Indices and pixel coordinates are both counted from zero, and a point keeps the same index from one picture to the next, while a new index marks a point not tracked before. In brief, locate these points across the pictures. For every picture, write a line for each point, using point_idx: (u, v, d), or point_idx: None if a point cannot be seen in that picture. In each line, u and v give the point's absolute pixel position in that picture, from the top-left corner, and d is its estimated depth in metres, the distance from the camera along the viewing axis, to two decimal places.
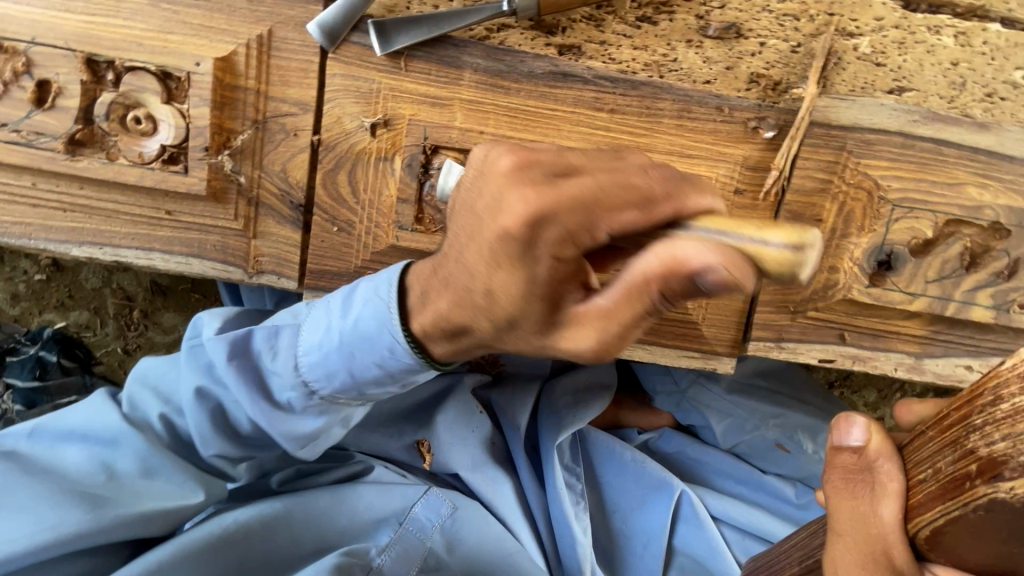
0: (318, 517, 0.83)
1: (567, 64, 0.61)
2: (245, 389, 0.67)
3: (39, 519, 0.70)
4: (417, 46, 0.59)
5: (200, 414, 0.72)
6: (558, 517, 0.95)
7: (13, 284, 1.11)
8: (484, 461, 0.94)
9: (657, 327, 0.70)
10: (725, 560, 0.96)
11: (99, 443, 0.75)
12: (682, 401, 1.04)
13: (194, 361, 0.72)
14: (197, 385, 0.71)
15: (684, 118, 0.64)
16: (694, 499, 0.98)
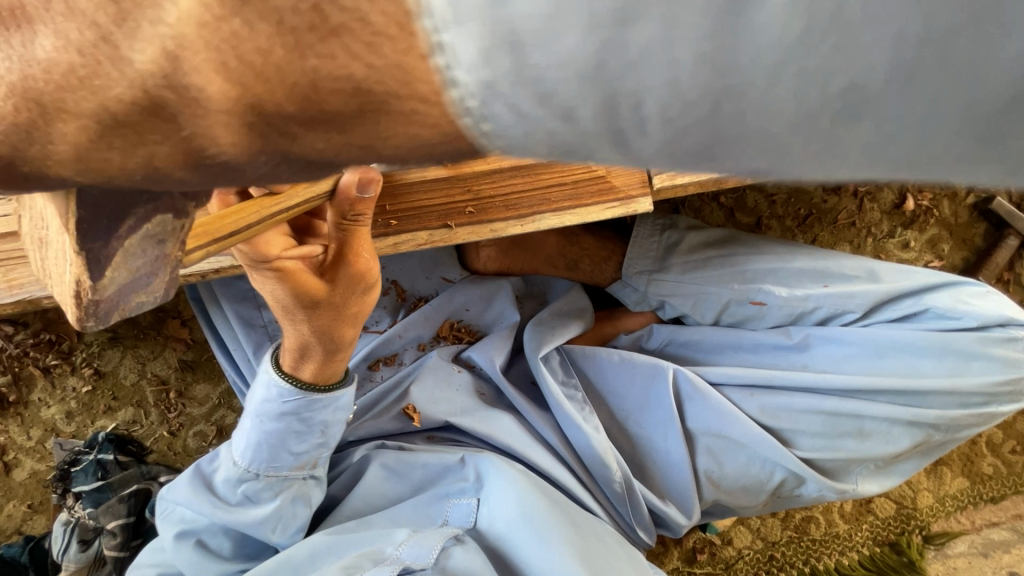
0: (341, 536, 0.85)
1: None
2: (303, 459, 0.86)
3: (197, 566, 0.86)
4: None
5: (274, 495, 0.86)
6: (567, 427, 0.99)
7: (66, 403, 1.24)
8: (473, 407, 1.01)
9: (573, 192, 0.81)
10: (737, 423, 0.95)
11: (202, 527, 0.87)
12: (649, 299, 1.08)
13: (250, 455, 0.84)
14: (263, 473, 0.85)
15: None
16: (689, 374, 0.99)
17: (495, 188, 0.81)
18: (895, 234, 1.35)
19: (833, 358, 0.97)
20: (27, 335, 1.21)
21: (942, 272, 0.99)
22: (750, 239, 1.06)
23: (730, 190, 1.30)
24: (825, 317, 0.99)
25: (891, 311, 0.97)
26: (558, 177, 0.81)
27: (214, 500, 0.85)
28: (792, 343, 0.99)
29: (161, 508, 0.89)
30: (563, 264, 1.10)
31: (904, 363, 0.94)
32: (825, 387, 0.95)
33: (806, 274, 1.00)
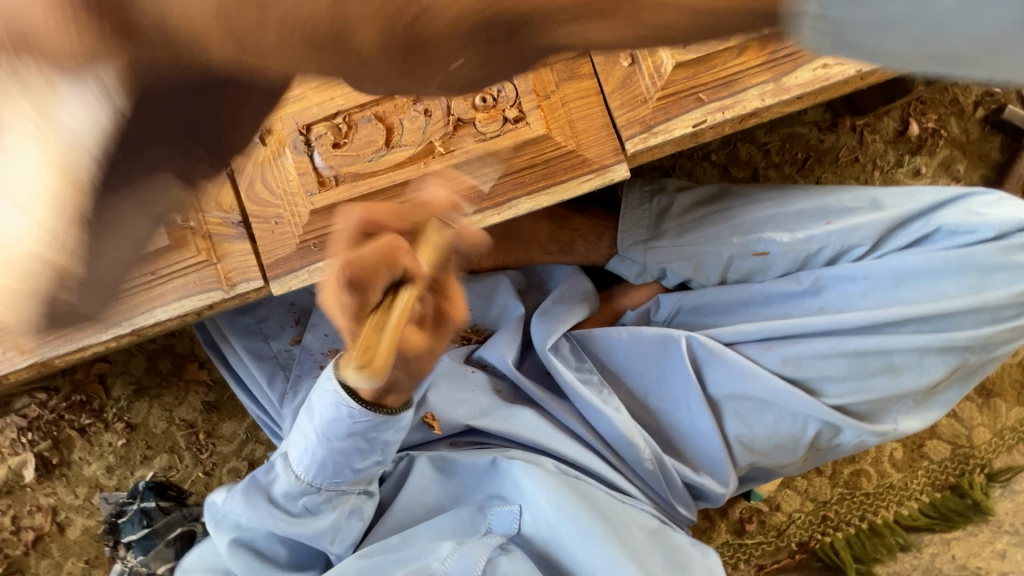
0: (388, 554, 0.86)
1: None
2: (363, 477, 0.85)
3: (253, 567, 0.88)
4: None
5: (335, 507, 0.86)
6: (591, 416, 0.97)
7: (105, 459, 1.28)
8: (493, 406, 0.99)
9: (546, 172, 0.80)
10: (760, 382, 0.92)
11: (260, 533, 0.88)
12: (649, 269, 1.04)
13: (314, 475, 0.82)
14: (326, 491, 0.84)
15: None
16: (703, 339, 0.95)
17: (466, 179, 0.80)
18: (903, 163, 1.28)
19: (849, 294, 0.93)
20: (59, 399, 1.25)
21: (947, 188, 0.94)
22: (744, 189, 1.02)
23: (720, 145, 1.26)
24: (833, 256, 0.94)
25: (899, 238, 0.92)
26: (528, 158, 0.80)
27: (276, 508, 0.85)
28: (805, 288, 0.94)
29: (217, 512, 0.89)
30: (558, 249, 1.07)
31: (923, 289, 0.89)
32: (844, 326, 0.91)
33: (807, 216, 0.95)
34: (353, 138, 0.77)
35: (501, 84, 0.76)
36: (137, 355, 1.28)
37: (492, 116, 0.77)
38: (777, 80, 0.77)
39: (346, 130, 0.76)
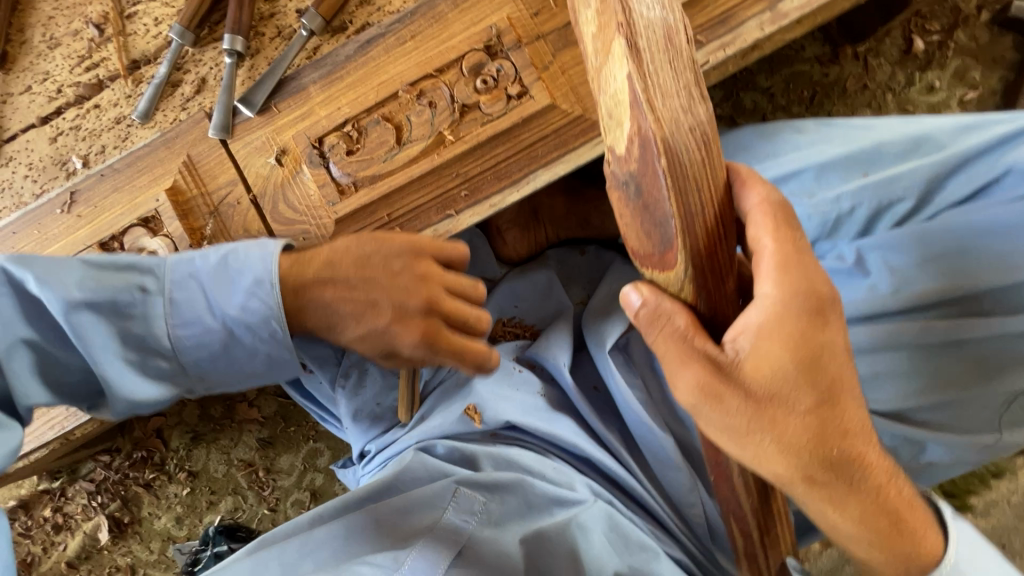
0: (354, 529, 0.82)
1: (367, 34, 0.82)
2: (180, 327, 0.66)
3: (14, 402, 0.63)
4: (273, 95, 0.82)
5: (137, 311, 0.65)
6: (634, 425, 0.90)
7: (174, 510, 1.30)
8: (537, 407, 0.93)
9: (557, 142, 0.80)
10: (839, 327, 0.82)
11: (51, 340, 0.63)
12: None
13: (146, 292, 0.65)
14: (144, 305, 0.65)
15: (460, 3, 0.80)
16: None
17: (480, 161, 0.80)
18: (914, 81, 1.25)
19: (901, 246, 0.81)
20: (122, 458, 1.28)
21: (1010, 117, 0.85)
22: (776, 140, 0.92)
23: (723, 98, 1.25)
24: (880, 211, 0.85)
25: (951, 187, 0.85)
26: (537, 130, 0.79)
27: (213, 359, 0.68)
28: (852, 265, 0.82)
29: (171, 286, 0.66)
30: (575, 223, 1.08)
31: (1001, 240, 0.78)
32: (900, 277, 0.80)
33: (841, 165, 0.87)
34: (365, 141, 0.80)
35: (500, 63, 0.79)
36: (189, 404, 1.30)
37: (495, 95, 0.79)
38: (773, 8, 0.77)
39: (357, 137, 0.80)
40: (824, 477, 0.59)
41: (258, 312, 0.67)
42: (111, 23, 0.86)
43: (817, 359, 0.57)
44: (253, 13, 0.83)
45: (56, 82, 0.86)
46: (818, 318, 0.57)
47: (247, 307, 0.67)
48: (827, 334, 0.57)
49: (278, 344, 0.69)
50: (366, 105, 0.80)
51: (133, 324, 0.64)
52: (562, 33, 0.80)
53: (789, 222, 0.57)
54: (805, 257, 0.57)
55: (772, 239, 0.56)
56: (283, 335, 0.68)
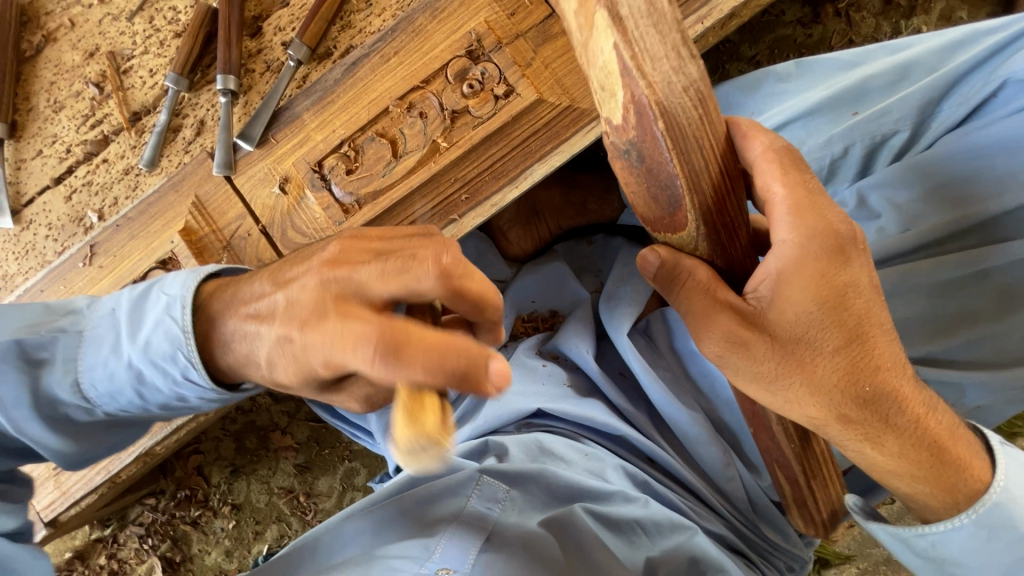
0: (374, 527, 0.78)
1: (352, 56, 0.84)
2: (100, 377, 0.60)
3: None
4: (270, 127, 0.84)
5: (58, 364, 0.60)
6: (660, 400, 0.89)
7: (222, 544, 1.33)
8: (563, 393, 0.93)
9: (549, 135, 0.81)
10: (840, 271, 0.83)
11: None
12: None
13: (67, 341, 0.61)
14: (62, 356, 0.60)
15: (437, 13, 0.82)
16: None
17: (476, 163, 0.81)
18: (901, 29, 1.24)
19: (900, 182, 0.82)
20: (167, 499, 1.31)
21: (994, 34, 0.84)
22: (758, 94, 0.94)
23: (710, 72, 1.26)
24: (873, 149, 0.85)
25: (945, 112, 0.84)
26: (528, 126, 0.81)
27: (138, 401, 0.62)
28: (855, 208, 0.84)
29: (91, 325, 0.62)
30: (573, 210, 1.12)
31: (1004, 157, 0.78)
32: (906, 216, 0.81)
33: (828, 108, 0.87)
34: (363, 159, 0.82)
35: (483, 66, 0.81)
36: (225, 439, 1.33)
37: (482, 97, 0.81)
38: None
39: (354, 156, 0.83)
40: (860, 416, 0.59)
41: (162, 356, 0.58)
42: (109, 80, 0.89)
43: (840, 295, 0.57)
44: (241, 51, 0.86)
45: (65, 143, 0.90)
46: (835, 260, 0.57)
47: (152, 343, 0.58)
48: (845, 271, 0.57)
49: (194, 386, 0.59)
50: (359, 124, 0.83)
51: (45, 372, 0.60)
52: (541, 29, 0.82)
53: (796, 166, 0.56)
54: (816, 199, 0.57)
55: (781, 183, 0.55)
56: (199, 376, 0.58)
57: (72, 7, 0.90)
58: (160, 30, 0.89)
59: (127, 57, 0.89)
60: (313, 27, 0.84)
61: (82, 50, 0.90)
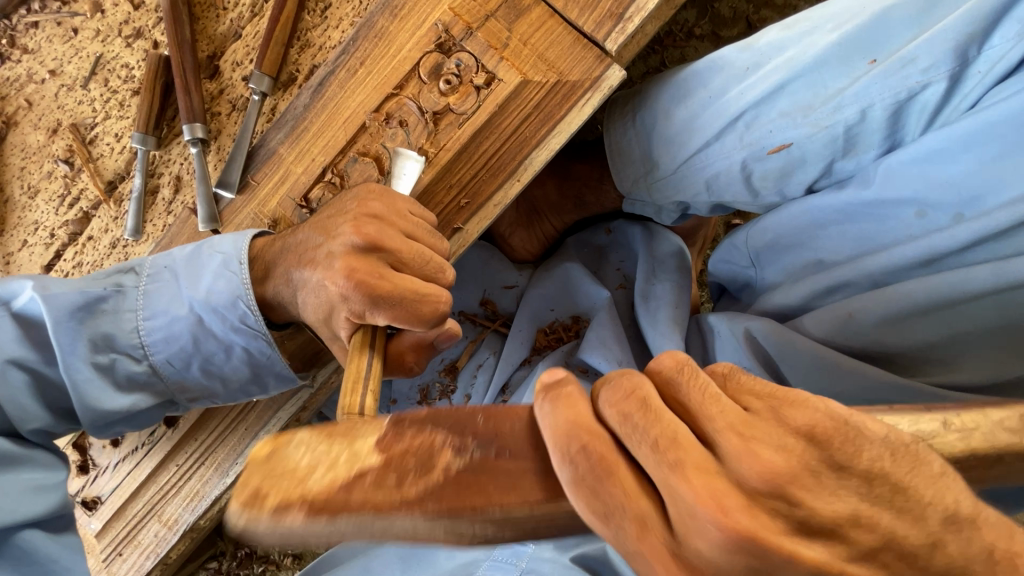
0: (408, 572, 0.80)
1: (317, 76, 0.78)
2: (153, 331, 0.70)
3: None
4: (247, 169, 0.79)
5: (111, 318, 0.69)
6: None
7: None
8: None
9: (542, 118, 0.74)
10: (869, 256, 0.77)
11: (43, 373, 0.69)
12: (665, 206, 1.00)
13: (122, 298, 0.70)
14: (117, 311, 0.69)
15: (397, 11, 0.76)
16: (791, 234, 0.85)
17: (470, 164, 0.74)
18: None
19: (942, 157, 0.69)
20: (229, 560, 1.29)
21: None
22: (758, 47, 0.83)
23: (698, 17, 1.17)
24: (897, 106, 0.74)
25: (992, 50, 0.69)
26: (518, 113, 0.73)
27: (187, 354, 0.71)
28: (871, 197, 0.75)
29: (146, 280, 0.70)
30: (572, 204, 1.16)
31: None
32: (956, 197, 0.69)
33: (837, 59, 0.76)
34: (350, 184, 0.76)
35: (457, 57, 0.74)
36: None
37: (463, 91, 0.73)
38: None
39: (340, 182, 0.77)
40: None
41: (212, 317, 0.70)
42: (77, 154, 0.85)
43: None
44: (203, 95, 0.81)
45: (47, 228, 0.86)
46: (768, 556, 0.32)
47: (213, 292, 0.69)
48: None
49: (249, 332, 0.70)
50: (338, 147, 0.76)
51: (105, 320, 0.69)
52: (511, 4, 0.74)
53: (595, 459, 0.35)
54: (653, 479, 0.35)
55: (573, 490, 0.35)
56: (255, 321, 0.70)
57: (25, 86, 0.86)
58: (117, 91, 0.84)
59: (90, 126, 0.85)
60: (271, 54, 0.78)
61: (44, 128, 0.86)
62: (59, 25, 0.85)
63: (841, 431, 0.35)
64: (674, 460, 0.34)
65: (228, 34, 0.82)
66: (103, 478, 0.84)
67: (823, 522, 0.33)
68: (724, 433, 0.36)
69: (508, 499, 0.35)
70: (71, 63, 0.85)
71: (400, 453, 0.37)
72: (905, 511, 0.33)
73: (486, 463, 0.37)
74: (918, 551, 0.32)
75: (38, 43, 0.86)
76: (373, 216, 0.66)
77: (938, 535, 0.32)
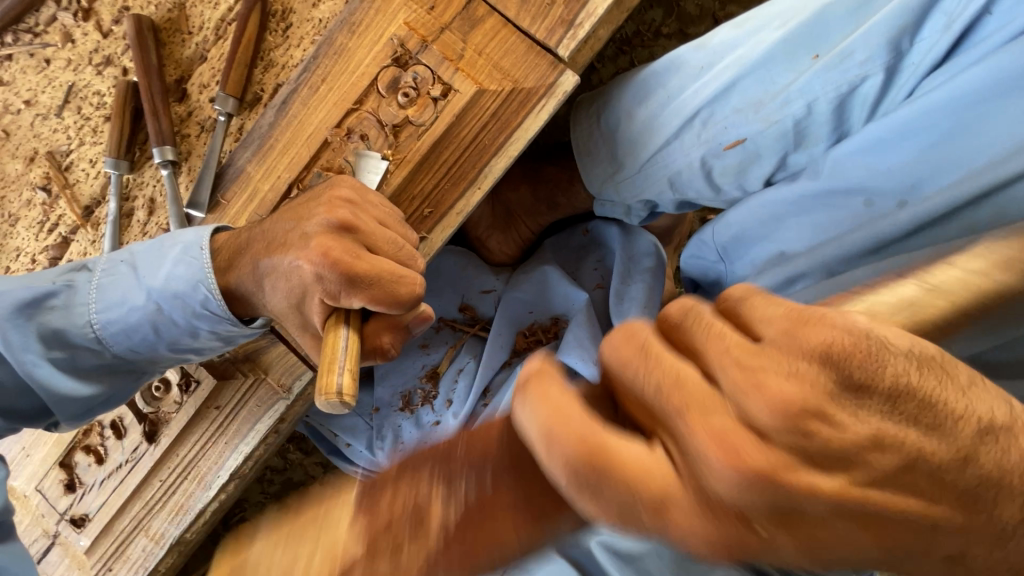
0: None
1: (280, 95, 0.80)
2: (111, 322, 0.71)
3: None
4: (216, 188, 0.81)
5: (66, 314, 0.71)
6: None
7: None
8: None
9: (500, 125, 0.75)
10: (827, 242, 0.79)
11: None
12: (634, 205, 1.00)
13: (76, 293, 0.71)
14: (73, 307, 0.71)
15: (354, 28, 0.77)
16: (749, 228, 0.87)
17: (432, 173, 0.76)
18: None
19: (884, 146, 0.73)
20: None
21: None
22: (711, 47, 0.86)
23: (665, 16, 1.18)
24: (842, 101, 0.77)
25: (923, 43, 0.73)
26: (476, 122, 0.75)
27: (150, 340, 0.73)
28: (826, 184, 0.78)
29: (101, 275, 0.72)
30: (547, 206, 1.15)
31: (998, 100, 0.66)
32: (900, 185, 0.73)
33: (783, 55, 0.79)
34: None
35: (414, 70, 0.75)
36: (267, 501, 1.32)
37: (421, 102, 0.75)
38: None
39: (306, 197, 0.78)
40: None
41: (172, 307, 0.71)
42: (54, 180, 0.87)
43: (849, 523, 0.33)
44: (171, 118, 0.83)
45: (28, 254, 0.88)
46: (784, 492, 0.32)
47: (172, 280, 0.70)
48: (824, 504, 0.33)
49: (212, 316, 0.72)
50: (302, 162, 0.78)
51: (62, 317, 0.70)
52: (466, 16, 0.75)
53: (591, 458, 0.33)
54: (674, 435, 0.34)
55: (577, 498, 0.33)
56: (217, 306, 0.71)
57: (2, 116, 0.89)
58: (90, 117, 0.86)
59: (65, 153, 0.87)
60: (234, 75, 0.80)
61: (22, 157, 0.88)
62: (31, 56, 0.88)
63: (862, 349, 0.33)
64: (685, 412, 0.33)
65: (195, 57, 0.84)
66: (89, 495, 0.85)
67: (841, 450, 0.33)
68: (727, 366, 0.34)
69: (511, 531, 0.35)
70: (44, 93, 0.87)
71: (386, 525, 0.35)
72: (931, 427, 0.34)
73: (483, 500, 0.35)
74: (944, 463, 0.34)
75: (12, 74, 0.88)
76: (347, 200, 0.68)
77: (971, 447, 0.35)
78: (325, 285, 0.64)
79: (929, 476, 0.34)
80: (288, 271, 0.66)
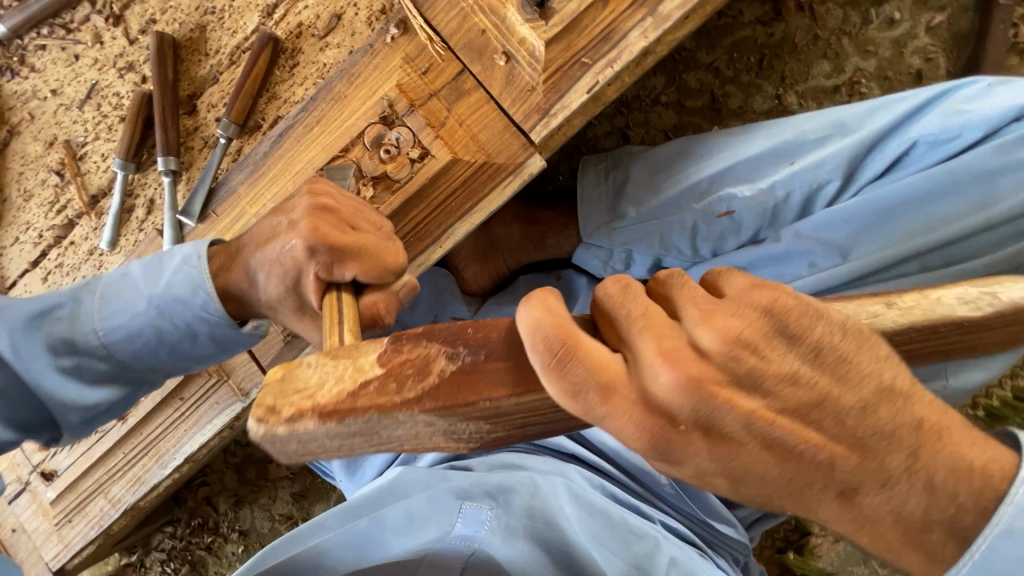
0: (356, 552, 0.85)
1: (279, 126, 0.87)
2: (116, 331, 0.79)
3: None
4: (209, 201, 0.88)
5: (74, 326, 0.79)
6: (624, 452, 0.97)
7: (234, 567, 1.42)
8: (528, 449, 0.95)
9: (467, 194, 0.82)
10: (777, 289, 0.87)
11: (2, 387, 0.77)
12: (616, 254, 0.98)
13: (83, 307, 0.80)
14: (81, 318, 0.80)
15: (353, 79, 0.84)
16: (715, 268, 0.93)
17: (401, 224, 0.83)
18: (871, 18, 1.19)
19: (833, 224, 0.83)
20: (183, 527, 1.42)
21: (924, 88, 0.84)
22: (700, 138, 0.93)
23: (666, 84, 1.22)
24: (802, 200, 0.86)
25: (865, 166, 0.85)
26: (447, 187, 0.82)
27: (152, 345, 0.81)
28: (784, 249, 0.86)
29: (107, 289, 0.80)
30: (523, 247, 1.22)
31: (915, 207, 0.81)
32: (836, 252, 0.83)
33: (769, 156, 0.86)
34: None
35: (398, 130, 0.82)
36: (227, 470, 1.43)
37: (399, 160, 0.82)
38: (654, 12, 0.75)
39: None
40: None
41: (168, 315, 0.79)
42: (68, 167, 0.95)
43: (757, 443, 0.40)
44: (178, 130, 0.91)
45: (36, 229, 0.97)
46: (709, 399, 0.38)
47: (172, 286, 0.78)
48: (741, 419, 0.39)
49: (210, 318, 0.79)
50: (287, 194, 0.85)
51: (73, 330, 0.79)
52: (454, 87, 0.82)
53: (563, 337, 0.38)
54: (633, 348, 0.39)
55: (546, 374, 0.38)
56: (214, 307, 0.78)
57: (29, 100, 0.97)
58: (107, 116, 0.94)
59: (81, 144, 0.95)
60: (238, 103, 0.87)
61: (42, 141, 0.96)
62: (62, 49, 0.95)
63: (801, 309, 0.41)
64: (643, 331, 0.39)
65: (208, 77, 0.92)
66: (60, 454, 0.95)
67: (768, 376, 0.40)
68: (690, 308, 0.41)
69: (496, 393, 0.40)
70: (70, 86, 0.95)
71: (400, 363, 0.42)
72: (842, 378, 0.40)
73: (477, 366, 0.41)
74: (846, 408, 0.40)
75: (43, 63, 0.96)
76: (327, 190, 0.75)
77: (870, 401, 0.40)
78: (315, 259, 0.70)
79: (833, 418, 0.40)
80: (279, 253, 0.72)
